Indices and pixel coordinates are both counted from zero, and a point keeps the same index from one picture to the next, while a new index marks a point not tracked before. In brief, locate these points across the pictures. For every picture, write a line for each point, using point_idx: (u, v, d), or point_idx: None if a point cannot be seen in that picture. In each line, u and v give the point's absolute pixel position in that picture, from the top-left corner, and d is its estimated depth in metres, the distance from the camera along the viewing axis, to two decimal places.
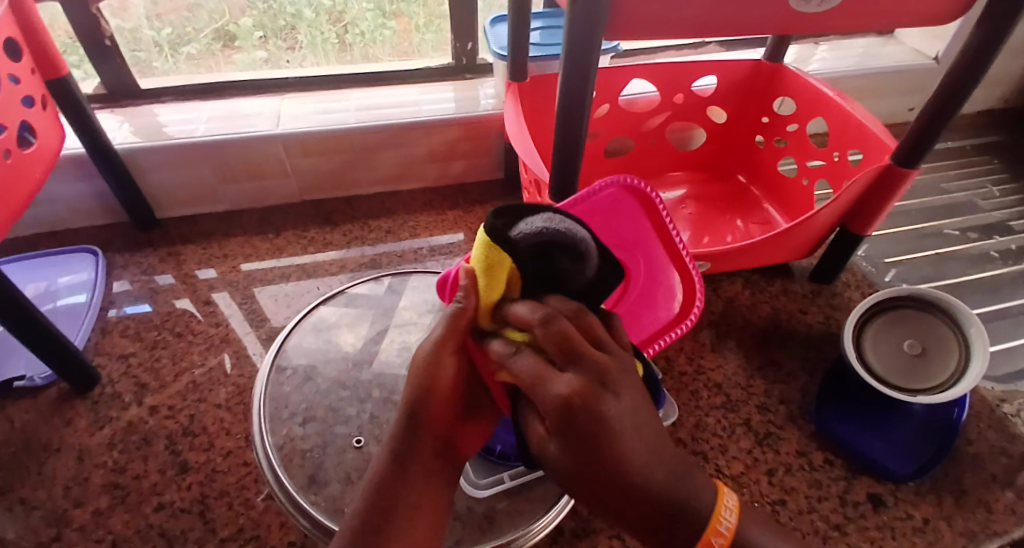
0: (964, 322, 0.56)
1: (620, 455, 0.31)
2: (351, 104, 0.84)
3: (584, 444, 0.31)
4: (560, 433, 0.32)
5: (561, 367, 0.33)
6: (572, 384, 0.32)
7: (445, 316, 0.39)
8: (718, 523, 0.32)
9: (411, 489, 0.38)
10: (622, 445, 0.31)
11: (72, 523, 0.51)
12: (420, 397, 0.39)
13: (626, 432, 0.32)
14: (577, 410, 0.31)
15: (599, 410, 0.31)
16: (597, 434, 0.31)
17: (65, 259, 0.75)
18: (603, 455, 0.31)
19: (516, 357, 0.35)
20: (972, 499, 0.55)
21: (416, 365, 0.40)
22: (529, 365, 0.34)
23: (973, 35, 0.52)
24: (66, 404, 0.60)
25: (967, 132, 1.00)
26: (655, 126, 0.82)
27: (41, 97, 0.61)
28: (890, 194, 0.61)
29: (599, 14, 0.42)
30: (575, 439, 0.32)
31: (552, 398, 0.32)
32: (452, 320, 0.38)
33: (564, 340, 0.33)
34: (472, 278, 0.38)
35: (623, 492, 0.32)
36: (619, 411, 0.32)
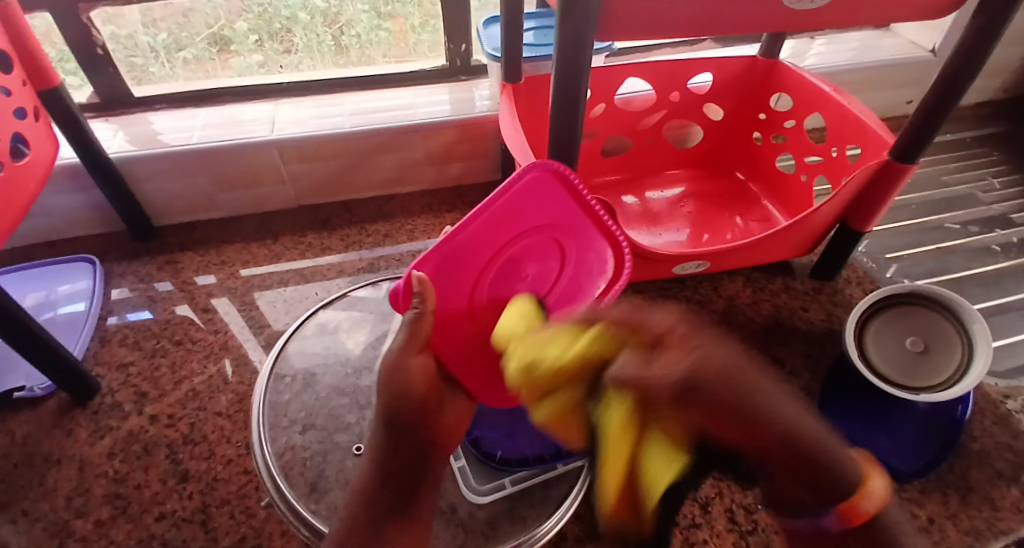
0: (966, 317, 0.56)
1: (757, 395, 0.30)
2: (346, 108, 0.84)
3: (719, 390, 0.29)
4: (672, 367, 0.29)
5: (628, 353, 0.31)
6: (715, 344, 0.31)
7: (405, 322, 0.44)
8: (866, 490, 0.31)
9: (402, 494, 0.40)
10: (754, 376, 0.30)
11: (74, 534, 0.51)
12: (397, 405, 0.41)
13: (758, 385, 0.30)
14: (715, 379, 0.29)
15: (734, 365, 0.30)
16: (733, 375, 0.29)
17: (64, 269, 0.75)
18: (734, 389, 0.29)
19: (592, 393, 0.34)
20: (978, 496, 0.54)
21: (383, 377, 0.42)
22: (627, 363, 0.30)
23: (969, 29, 0.51)
24: (66, 414, 0.60)
25: (966, 124, 1.00)
26: (652, 124, 0.82)
27: (32, 107, 0.61)
28: (889, 189, 0.61)
29: (591, 14, 0.42)
30: (703, 380, 0.29)
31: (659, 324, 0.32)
32: (414, 325, 0.44)
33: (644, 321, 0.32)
34: (423, 283, 0.44)
35: (744, 418, 0.29)
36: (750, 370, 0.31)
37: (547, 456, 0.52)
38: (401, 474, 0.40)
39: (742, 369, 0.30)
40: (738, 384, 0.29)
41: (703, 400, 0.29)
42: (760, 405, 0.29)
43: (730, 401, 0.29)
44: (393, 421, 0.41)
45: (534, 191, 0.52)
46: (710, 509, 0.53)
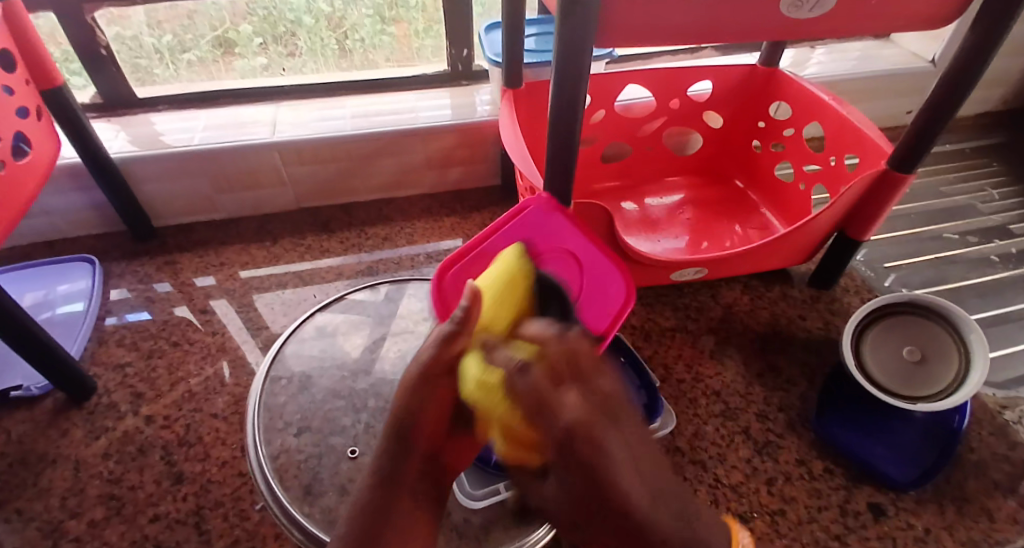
0: (963, 326, 0.56)
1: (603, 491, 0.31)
2: (348, 111, 0.84)
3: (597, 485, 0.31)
4: (590, 401, 0.32)
5: (568, 389, 0.32)
6: (589, 403, 0.31)
7: (437, 335, 0.40)
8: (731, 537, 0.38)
9: (400, 514, 0.39)
10: (615, 460, 0.31)
11: (68, 534, 0.51)
12: (411, 420, 0.40)
13: (630, 465, 0.32)
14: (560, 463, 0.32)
15: (605, 448, 0.31)
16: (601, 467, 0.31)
17: (62, 269, 0.75)
18: (587, 469, 0.31)
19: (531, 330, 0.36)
20: (974, 506, 0.54)
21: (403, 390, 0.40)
22: (534, 380, 0.31)
23: (968, 40, 0.52)
24: (62, 414, 0.60)
25: (966, 134, 1.00)
26: (651, 131, 0.82)
27: (35, 107, 0.61)
28: (887, 199, 0.61)
29: (591, 22, 0.42)
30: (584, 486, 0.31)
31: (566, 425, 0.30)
32: (447, 339, 0.40)
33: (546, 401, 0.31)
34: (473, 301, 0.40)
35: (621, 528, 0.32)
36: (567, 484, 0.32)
37: None
38: (404, 496, 0.40)
39: (626, 454, 0.32)
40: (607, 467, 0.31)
41: (589, 510, 0.32)
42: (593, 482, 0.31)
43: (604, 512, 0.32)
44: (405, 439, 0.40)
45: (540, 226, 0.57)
46: None
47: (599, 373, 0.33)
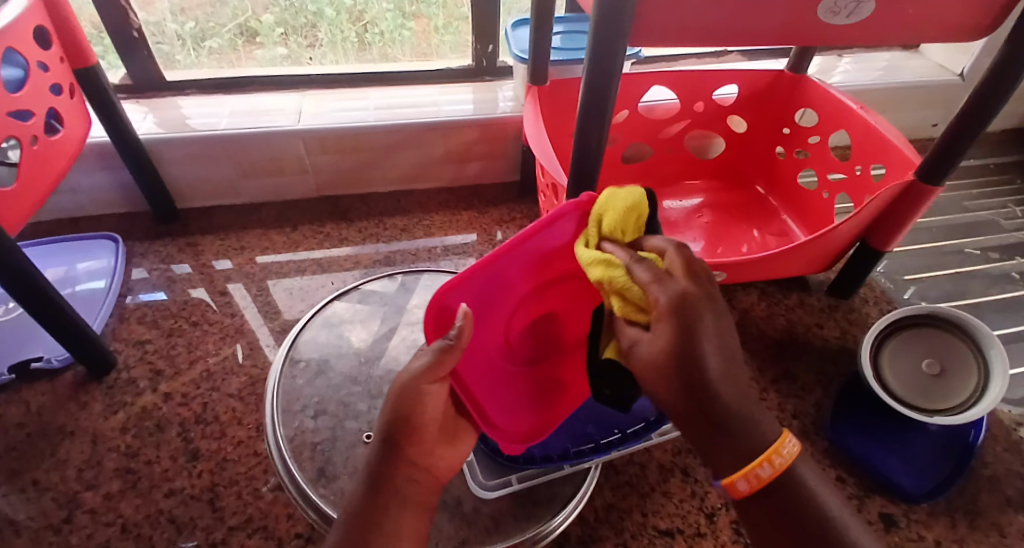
0: (984, 341, 0.55)
1: (710, 359, 0.33)
2: (370, 102, 0.84)
3: (692, 357, 0.33)
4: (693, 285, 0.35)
5: (680, 278, 0.37)
6: (687, 291, 0.35)
7: (434, 349, 0.42)
8: (781, 445, 0.34)
9: (388, 516, 0.38)
10: (707, 340, 0.34)
11: (83, 505, 0.52)
12: (400, 423, 0.40)
13: (722, 351, 0.34)
14: (682, 314, 0.34)
15: (703, 322, 0.34)
16: (697, 339, 0.33)
17: (85, 246, 0.76)
18: (687, 338, 0.34)
19: (635, 268, 0.38)
20: (986, 522, 0.54)
21: (392, 396, 0.41)
22: (647, 271, 0.38)
23: (1002, 52, 0.51)
24: (81, 388, 0.61)
25: (990, 149, 0.99)
26: (673, 133, 0.82)
27: (68, 85, 0.62)
28: (912, 211, 0.60)
29: (626, 19, 0.42)
30: (676, 356, 0.34)
31: (666, 301, 0.35)
32: (440, 355, 0.41)
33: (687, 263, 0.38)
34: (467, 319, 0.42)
35: (703, 405, 0.34)
36: (711, 331, 0.34)
37: (555, 456, 0.52)
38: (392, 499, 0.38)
39: (715, 340, 0.34)
40: (700, 340, 0.33)
41: (682, 385, 0.34)
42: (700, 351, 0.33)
43: (692, 380, 0.33)
44: (393, 438, 0.40)
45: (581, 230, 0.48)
46: (716, 520, 0.53)
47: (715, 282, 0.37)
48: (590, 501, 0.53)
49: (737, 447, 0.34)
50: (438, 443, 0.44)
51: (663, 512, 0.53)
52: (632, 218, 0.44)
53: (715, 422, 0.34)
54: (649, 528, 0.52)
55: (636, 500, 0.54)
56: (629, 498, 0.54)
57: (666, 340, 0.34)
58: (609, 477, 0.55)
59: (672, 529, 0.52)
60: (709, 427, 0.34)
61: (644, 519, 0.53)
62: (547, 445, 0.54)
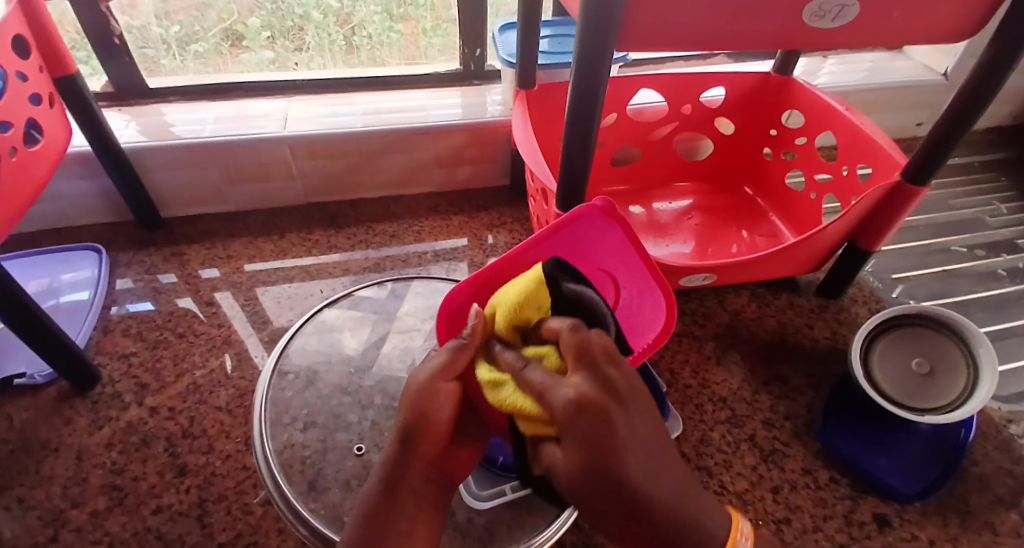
0: (972, 341, 0.56)
1: (630, 464, 0.34)
2: (359, 107, 0.84)
3: (606, 464, 0.34)
4: (591, 382, 0.36)
5: (571, 374, 0.37)
6: (583, 390, 0.35)
7: (448, 348, 0.43)
8: (738, 536, 0.38)
9: (400, 519, 0.39)
10: (624, 449, 0.34)
11: (68, 524, 0.51)
12: (417, 424, 0.40)
13: (635, 448, 0.35)
14: (589, 419, 0.34)
15: (610, 426, 0.34)
16: (609, 443, 0.34)
17: (69, 257, 0.74)
18: (597, 444, 0.34)
19: (527, 372, 0.38)
20: (977, 521, 0.54)
21: (408, 398, 0.41)
22: (538, 375, 0.37)
23: (986, 55, 0.51)
24: (65, 403, 0.60)
25: (975, 148, 1.00)
26: (662, 136, 0.82)
27: (48, 94, 0.61)
28: (899, 211, 0.61)
29: (613, 25, 0.42)
30: (593, 466, 0.34)
31: (561, 405, 0.35)
32: (454, 354, 0.42)
33: (585, 351, 0.37)
34: (480, 318, 0.44)
35: (624, 506, 0.34)
36: (625, 430, 0.35)
37: None
38: (406, 502, 0.39)
39: (627, 442, 0.35)
40: (613, 446, 0.34)
41: (600, 493, 0.34)
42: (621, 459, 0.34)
43: (612, 487, 0.34)
44: (409, 440, 0.40)
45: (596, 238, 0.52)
46: None
47: (602, 366, 0.37)
48: None
49: (667, 541, 0.35)
50: (452, 446, 0.44)
51: None
52: (532, 306, 0.42)
53: (639, 522, 0.35)
54: None
55: None
56: None
57: (575, 449, 0.34)
58: None
59: None
60: (634, 529, 0.35)
61: None
62: None
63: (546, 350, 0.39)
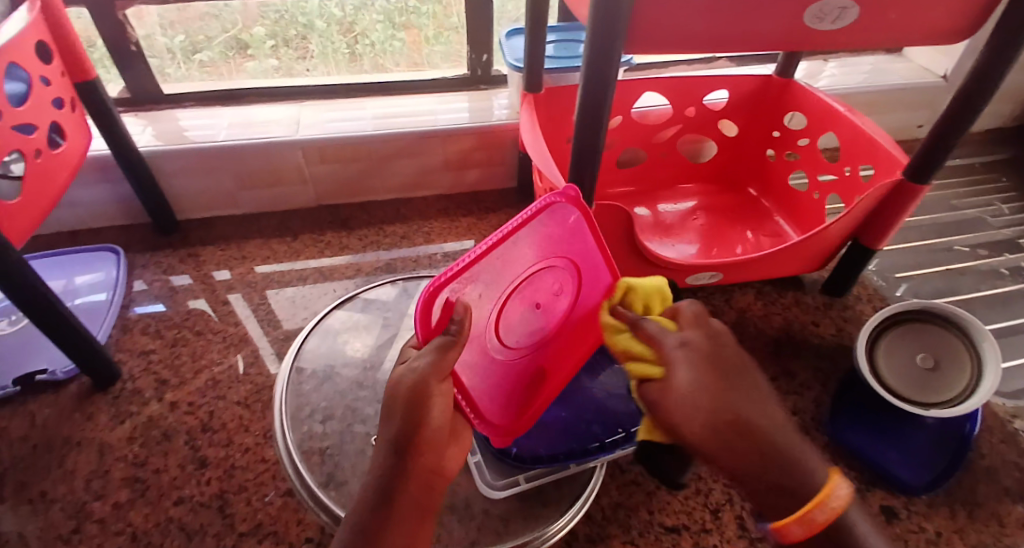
0: (976, 335, 0.57)
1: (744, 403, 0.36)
2: (369, 112, 0.86)
3: (726, 391, 0.37)
4: (705, 330, 0.41)
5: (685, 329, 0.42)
6: (696, 338, 0.40)
7: (434, 346, 0.41)
8: (830, 491, 0.33)
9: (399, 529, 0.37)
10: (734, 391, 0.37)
11: (92, 516, 0.52)
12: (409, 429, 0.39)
13: (749, 390, 0.37)
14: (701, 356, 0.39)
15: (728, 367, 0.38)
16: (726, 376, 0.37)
17: (86, 258, 0.76)
18: (711, 367, 0.38)
19: (645, 321, 0.44)
20: (985, 512, 0.55)
21: (401, 400, 0.40)
22: (653, 325, 0.43)
23: (984, 55, 0.53)
24: (86, 399, 0.61)
25: (976, 149, 1.01)
26: (667, 138, 0.84)
27: (69, 99, 0.63)
28: (901, 208, 0.62)
29: (623, 27, 0.44)
30: (715, 394, 0.37)
31: (672, 346, 0.41)
32: (443, 351, 0.40)
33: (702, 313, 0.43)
34: (467, 310, 0.43)
35: (745, 439, 0.35)
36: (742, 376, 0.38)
37: (561, 455, 0.53)
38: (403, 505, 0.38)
39: (739, 380, 0.37)
40: (730, 376, 0.38)
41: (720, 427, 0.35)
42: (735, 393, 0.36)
43: (724, 408, 0.36)
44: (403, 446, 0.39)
45: (563, 229, 0.50)
46: (721, 516, 0.53)
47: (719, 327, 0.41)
48: (597, 499, 0.54)
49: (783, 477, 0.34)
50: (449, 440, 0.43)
51: (669, 509, 0.54)
52: (656, 299, 0.50)
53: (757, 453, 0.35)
54: (655, 525, 0.53)
55: (643, 498, 0.55)
56: (635, 496, 0.55)
57: (687, 379, 0.38)
58: (615, 476, 0.56)
59: (678, 525, 0.53)
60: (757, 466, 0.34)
61: (651, 516, 0.53)
62: (555, 444, 0.54)
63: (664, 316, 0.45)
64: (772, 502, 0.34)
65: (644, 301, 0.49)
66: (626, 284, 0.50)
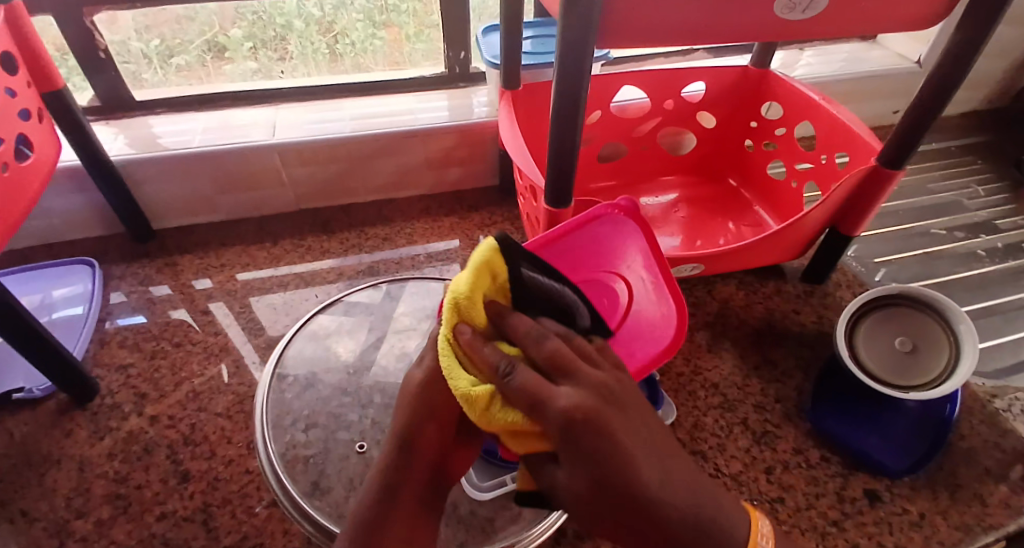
0: (953, 317, 0.58)
1: (635, 466, 0.33)
2: (347, 113, 0.85)
3: (608, 467, 0.32)
4: (588, 393, 0.33)
5: (558, 384, 0.33)
6: (582, 399, 0.32)
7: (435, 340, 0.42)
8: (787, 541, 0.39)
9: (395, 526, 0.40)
10: (624, 452, 0.32)
11: (74, 534, 0.51)
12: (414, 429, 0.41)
13: (635, 444, 0.33)
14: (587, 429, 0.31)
15: (612, 430, 0.32)
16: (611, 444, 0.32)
17: (61, 271, 0.74)
18: (605, 464, 0.32)
19: (512, 383, 0.33)
20: (967, 493, 0.56)
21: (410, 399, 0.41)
22: (527, 382, 0.33)
23: (953, 41, 0.53)
24: (65, 416, 0.60)
25: (952, 133, 1.02)
26: (647, 131, 0.84)
27: (36, 109, 0.61)
28: (876, 195, 0.62)
29: (593, 24, 0.44)
30: (601, 477, 0.32)
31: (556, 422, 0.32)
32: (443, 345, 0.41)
33: (559, 356, 0.34)
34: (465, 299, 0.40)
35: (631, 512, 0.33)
36: (625, 432, 0.33)
37: None
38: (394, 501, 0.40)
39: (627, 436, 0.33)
40: (611, 448, 0.32)
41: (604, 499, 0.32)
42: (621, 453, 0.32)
43: (627, 508, 0.32)
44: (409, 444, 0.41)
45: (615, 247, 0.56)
46: None
47: (582, 371, 0.34)
48: None
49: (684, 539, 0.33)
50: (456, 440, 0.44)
51: None
52: (484, 286, 0.37)
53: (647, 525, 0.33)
54: None
55: None
56: None
57: (585, 482, 0.32)
58: None
59: None
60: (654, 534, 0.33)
61: None
62: None
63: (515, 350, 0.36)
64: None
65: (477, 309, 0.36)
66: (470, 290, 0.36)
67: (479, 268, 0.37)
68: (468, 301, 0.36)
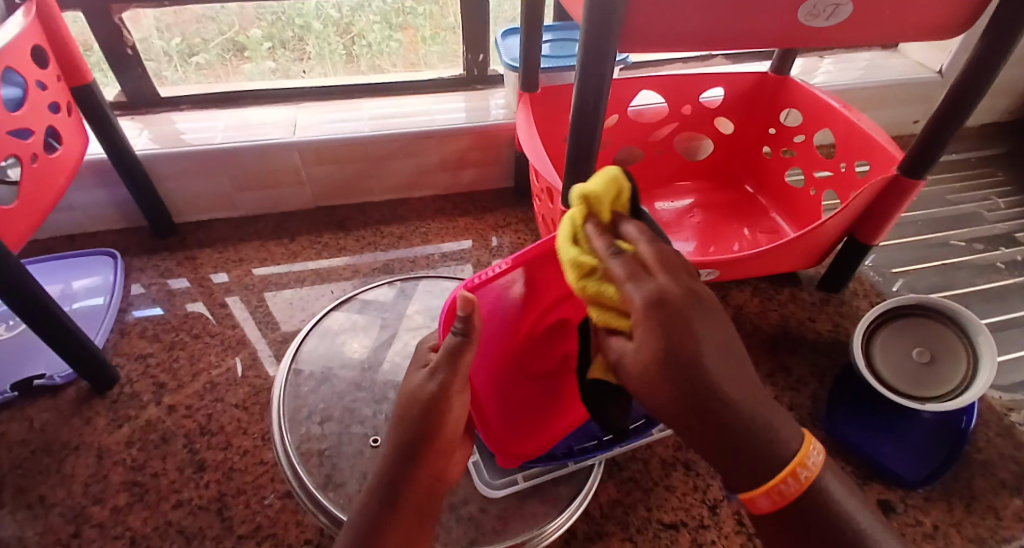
0: (971, 328, 0.57)
1: (707, 357, 0.34)
2: (365, 113, 0.86)
3: (678, 354, 0.34)
4: (675, 284, 0.36)
5: (657, 275, 0.36)
6: (670, 292, 0.35)
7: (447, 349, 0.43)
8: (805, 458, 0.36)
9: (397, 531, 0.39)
10: (700, 348, 0.34)
11: (91, 520, 0.52)
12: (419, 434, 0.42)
13: (714, 346, 0.35)
14: (668, 313, 0.34)
15: (690, 323, 0.35)
16: (682, 336, 0.34)
17: (84, 262, 0.76)
18: (684, 351, 0.34)
19: (613, 262, 0.38)
20: (982, 505, 0.55)
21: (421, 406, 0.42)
22: (627, 266, 0.37)
23: (977, 50, 0.53)
24: (85, 403, 0.61)
25: (972, 144, 1.01)
26: (663, 136, 0.84)
27: (65, 103, 0.63)
28: (896, 203, 0.62)
29: (615, 27, 0.44)
30: (670, 362, 0.34)
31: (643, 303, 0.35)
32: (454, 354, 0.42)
33: (665, 256, 0.38)
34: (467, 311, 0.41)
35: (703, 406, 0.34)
36: (706, 327, 0.35)
37: (559, 454, 0.52)
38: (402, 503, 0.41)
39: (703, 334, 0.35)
40: (687, 338, 0.34)
41: (678, 381, 0.34)
42: (698, 350, 0.34)
43: (703, 398, 0.34)
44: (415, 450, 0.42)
45: None
46: (719, 512, 0.53)
47: (685, 275, 0.37)
48: (595, 497, 0.54)
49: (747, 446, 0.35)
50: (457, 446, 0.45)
51: (667, 506, 0.54)
52: (610, 193, 0.42)
53: (719, 424, 0.34)
54: (653, 522, 0.53)
55: (640, 495, 0.55)
56: (633, 493, 0.55)
57: (652, 354, 0.35)
58: (613, 474, 0.56)
59: (677, 522, 0.53)
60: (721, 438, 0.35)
61: (649, 512, 0.53)
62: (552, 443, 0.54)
63: (630, 246, 0.39)
64: (739, 472, 0.36)
65: (608, 209, 0.42)
66: (596, 191, 0.42)
67: (608, 177, 0.42)
68: (598, 197, 0.42)
